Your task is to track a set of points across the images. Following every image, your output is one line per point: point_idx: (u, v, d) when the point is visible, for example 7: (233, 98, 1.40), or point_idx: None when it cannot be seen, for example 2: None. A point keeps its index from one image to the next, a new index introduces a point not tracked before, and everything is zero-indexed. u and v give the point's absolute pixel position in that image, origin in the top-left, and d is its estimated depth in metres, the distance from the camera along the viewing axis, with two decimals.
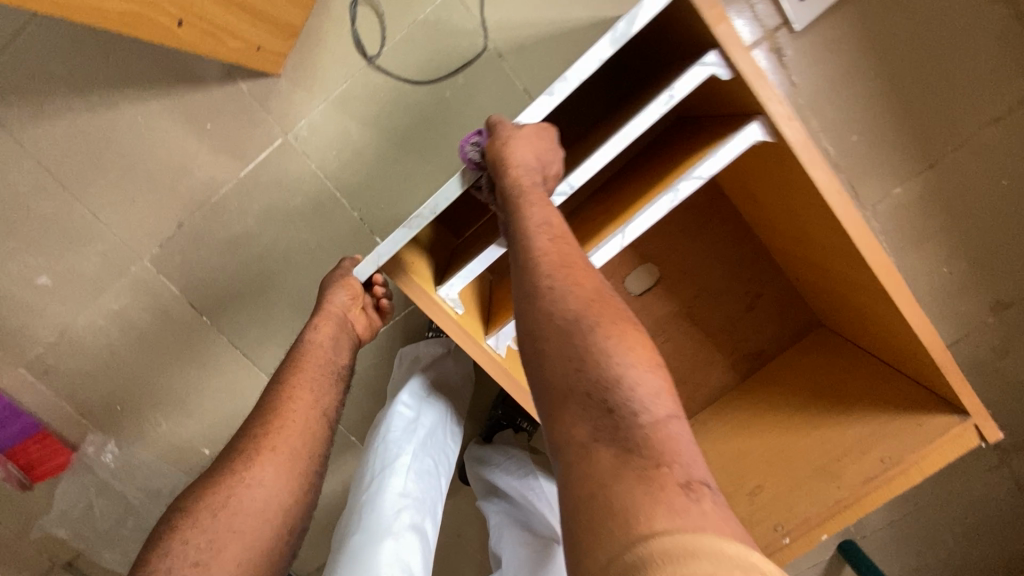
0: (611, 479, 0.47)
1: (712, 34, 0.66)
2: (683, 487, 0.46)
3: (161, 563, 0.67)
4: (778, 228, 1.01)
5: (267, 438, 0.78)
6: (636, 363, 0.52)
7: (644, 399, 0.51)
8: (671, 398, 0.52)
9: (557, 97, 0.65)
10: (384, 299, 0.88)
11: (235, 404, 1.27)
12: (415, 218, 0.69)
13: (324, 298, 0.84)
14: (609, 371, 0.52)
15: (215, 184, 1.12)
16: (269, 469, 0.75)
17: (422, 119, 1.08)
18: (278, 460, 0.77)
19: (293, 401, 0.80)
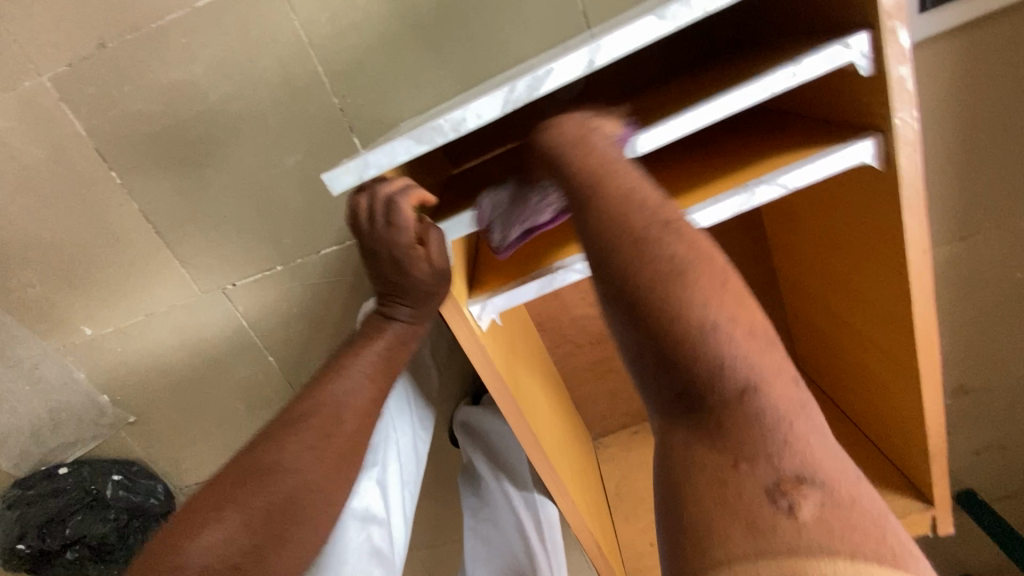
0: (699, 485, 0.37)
1: (873, 9, 0.51)
2: (775, 501, 0.34)
3: (181, 529, 0.56)
4: (804, 261, 0.90)
5: (325, 404, 0.65)
6: (710, 305, 0.41)
7: (735, 372, 0.39)
8: (778, 381, 0.39)
9: (667, 26, 0.47)
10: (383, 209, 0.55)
11: (133, 287, 1.07)
12: (430, 129, 0.51)
13: (394, 242, 0.57)
14: (687, 331, 0.40)
15: (158, 6, 0.85)
16: (312, 441, 0.63)
17: (450, 8, 0.86)
18: (331, 432, 0.64)
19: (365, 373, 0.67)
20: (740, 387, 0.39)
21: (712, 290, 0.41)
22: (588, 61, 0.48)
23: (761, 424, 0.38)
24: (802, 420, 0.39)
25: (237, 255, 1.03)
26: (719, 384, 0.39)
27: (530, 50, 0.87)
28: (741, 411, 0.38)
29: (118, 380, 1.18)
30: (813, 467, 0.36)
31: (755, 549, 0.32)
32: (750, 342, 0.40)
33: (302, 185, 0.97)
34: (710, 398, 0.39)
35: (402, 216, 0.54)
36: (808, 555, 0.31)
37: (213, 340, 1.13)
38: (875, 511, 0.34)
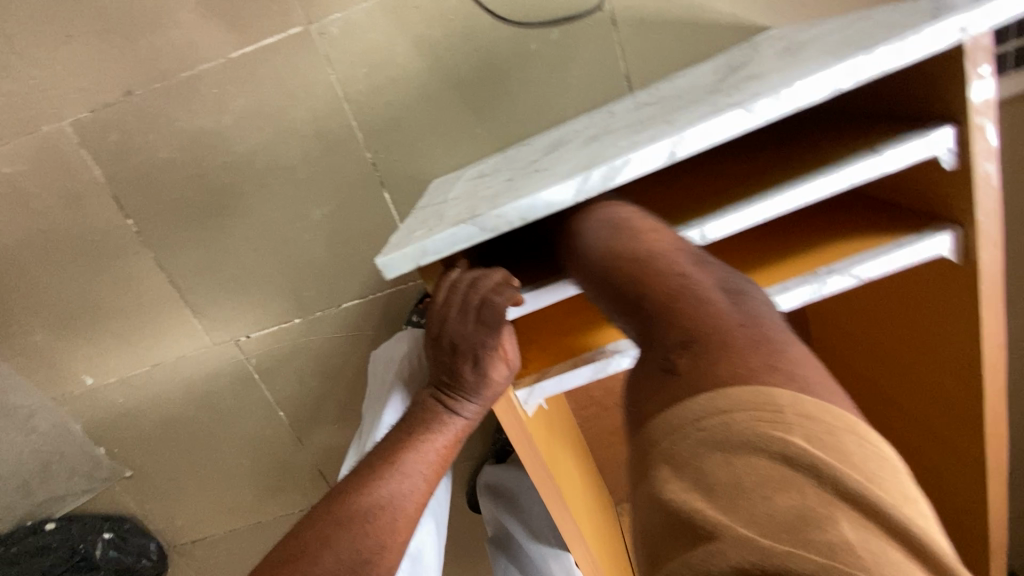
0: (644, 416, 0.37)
1: (961, 104, 0.49)
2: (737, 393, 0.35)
3: None
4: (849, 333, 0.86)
5: (380, 509, 0.53)
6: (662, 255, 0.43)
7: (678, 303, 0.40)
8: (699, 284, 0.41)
9: (755, 121, 0.44)
10: (476, 303, 0.51)
11: (140, 336, 1.01)
12: (496, 216, 0.47)
13: (483, 340, 0.52)
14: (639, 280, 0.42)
15: (191, 56, 0.83)
16: (367, 537, 0.52)
17: (491, 67, 0.84)
18: (391, 538, 0.53)
19: (424, 469, 0.56)
20: (695, 313, 0.38)
21: (674, 251, 0.44)
22: (668, 153, 0.45)
23: (716, 339, 0.36)
24: (753, 335, 0.37)
25: (254, 307, 0.99)
26: (675, 315, 0.38)
27: (571, 113, 0.85)
28: (676, 337, 0.38)
29: (116, 431, 1.11)
30: (763, 363, 0.35)
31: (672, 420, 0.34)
32: (715, 282, 0.41)
33: (327, 238, 0.93)
34: (662, 329, 0.39)
35: (500, 310, 0.50)
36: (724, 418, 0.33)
37: (221, 393, 1.07)
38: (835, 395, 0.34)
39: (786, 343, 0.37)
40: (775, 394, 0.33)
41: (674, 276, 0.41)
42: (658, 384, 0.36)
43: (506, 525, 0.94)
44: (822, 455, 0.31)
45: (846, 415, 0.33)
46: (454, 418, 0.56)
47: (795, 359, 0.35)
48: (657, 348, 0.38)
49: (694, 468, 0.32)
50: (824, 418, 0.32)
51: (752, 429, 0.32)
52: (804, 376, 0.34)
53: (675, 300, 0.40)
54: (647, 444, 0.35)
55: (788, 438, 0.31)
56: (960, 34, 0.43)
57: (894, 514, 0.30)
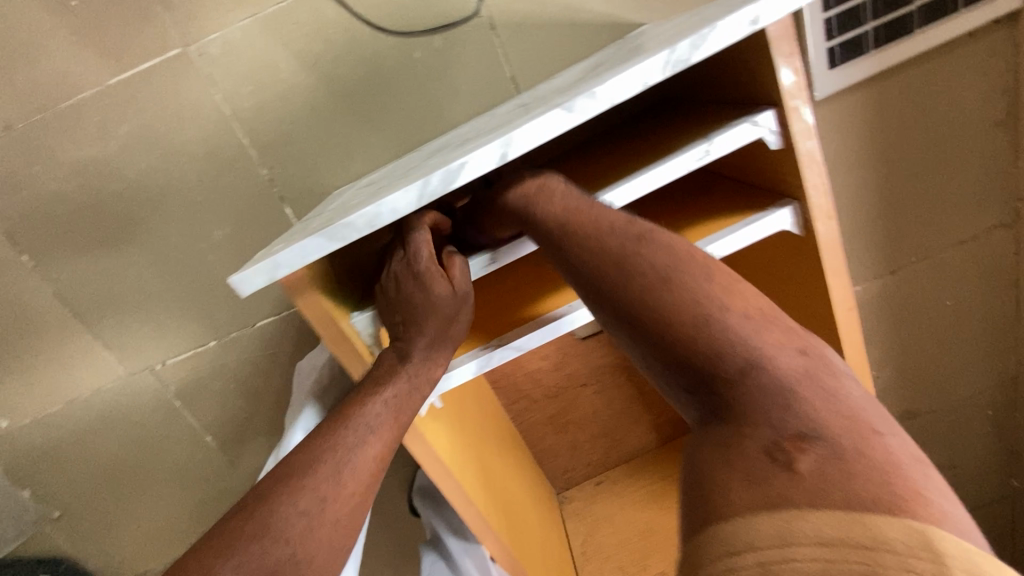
0: (730, 483, 0.35)
1: (775, 89, 0.52)
2: (775, 459, 0.34)
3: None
4: None
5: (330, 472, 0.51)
6: (735, 305, 0.42)
7: (749, 348, 0.39)
8: (775, 338, 0.40)
9: (575, 119, 0.47)
10: (433, 256, 0.57)
11: (50, 373, 0.99)
12: (342, 227, 0.48)
13: (435, 281, 0.56)
14: (707, 322, 0.41)
15: (67, 85, 0.81)
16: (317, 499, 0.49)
17: (377, 77, 0.85)
18: (335, 507, 0.50)
19: (375, 430, 0.54)
20: (790, 404, 0.37)
21: (700, 286, 0.43)
22: (500, 154, 0.47)
23: (785, 414, 0.37)
24: (871, 437, 0.35)
25: (167, 332, 0.97)
26: (754, 387, 0.38)
27: (463, 116, 0.87)
28: (795, 423, 0.36)
29: (36, 474, 1.07)
30: (857, 446, 0.34)
31: (751, 501, 0.33)
32: (781, 344, 0.40)
33: (234, 258, 0.92)
34: (764, 408, 0.37)
35: (432, 268, 0.56)
36: (862, 508, 0.30)
37: (144, 423, 1.05)
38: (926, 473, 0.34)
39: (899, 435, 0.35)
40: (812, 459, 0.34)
41: (691, 309, 0.41)
42: (761, 474, 0.34)
43: (438, 522, 0.95)
44: (882, 535, 0.29)
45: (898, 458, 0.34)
46: (399, 374, 0.55)
47: (895, 461, 0.33)
48: (754, 431, 0.36)
49: (793, 542, 0.30)
50: (911, 511, 0.30)
51: (846, 548, 0.29)
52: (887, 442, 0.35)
53: (751, 351, 0.39)
54: (720, 531, 0.32)
55: (891, 556, 0.28)
56: (753, 24, 0.45)
57: (979, 563, 0.28)
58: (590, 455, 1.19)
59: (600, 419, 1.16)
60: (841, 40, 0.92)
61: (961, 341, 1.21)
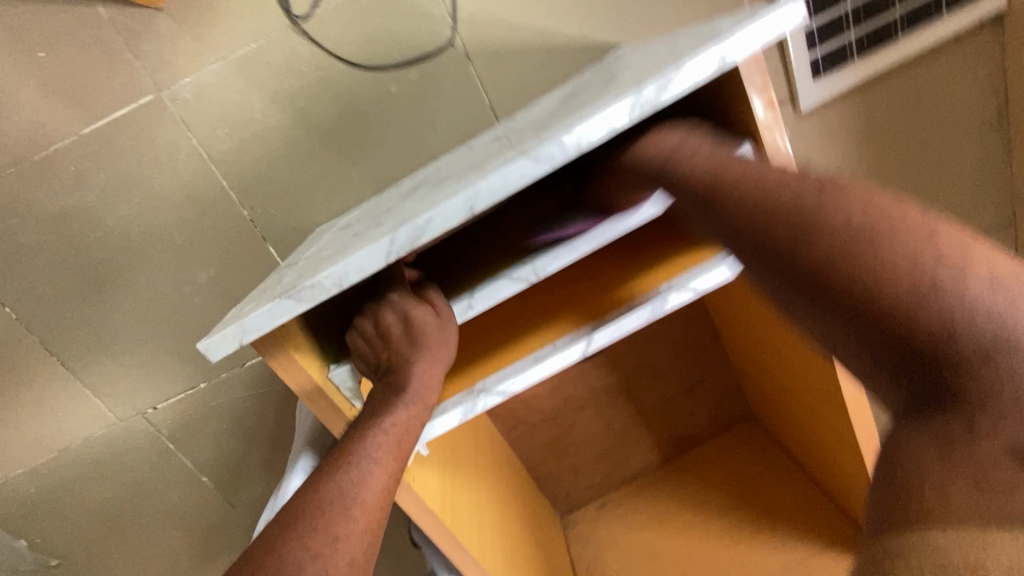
0: (918, 466, 0.33)
1: (750, 122, 0.51)
2: (952, 428, 0.32)
3: None
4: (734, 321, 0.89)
5: (330, 504, 0.47)
6: (904, 216, 0.35)
7: (908, 262, 0.33)
8: (969, 246, 0.33)
9: (544, 168, 0.45)
10: (419, 313, 0.55)
11: (40, 424, 0.98)
12: (310, 288, 0.47)
13: (418, 334, 0.55)
14: (846, 239, 0.36)
15: (41, 137, 0.80)
16: (319, 537, 0.45)
17: (354, 112, 0.84)
18: (346, 543, 0.46)
19: (378, 457, 0.50)
20: (1009, 369, 0.31)
21: (915, 236, 0.34)
22: (468, 207, 0.46)
23: (999, 384, 0.31)
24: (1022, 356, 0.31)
25: (157, 377, 0.96)
26: (933, 340, 0.32)
27: (444, 148, 0.86)
28: (972, 379, 0.31)
29: (32, 524, 1.06)
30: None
31: (938, 485, 0.31)
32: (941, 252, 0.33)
33: (220, 300, 0.91)
34: (928, 355, 0.32)
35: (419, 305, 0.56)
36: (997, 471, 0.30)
37: (138, 467, 1.04)
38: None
39: None
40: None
41: (830, 232, 0.36)
42: (939, 445, 0.32)
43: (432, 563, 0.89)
44: None
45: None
46: (399, 406, 0.53)
47: None
48: (933, 397, 0.32)
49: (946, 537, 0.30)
50: None
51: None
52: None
53: (924, 277, 0.33)
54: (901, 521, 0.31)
55: None
56: (722, 62, 0.44)
57: None
58: (592, 477, 1.17)
59: (600, 441, 1.14)
60: (824, 50, 0.91)
61: None
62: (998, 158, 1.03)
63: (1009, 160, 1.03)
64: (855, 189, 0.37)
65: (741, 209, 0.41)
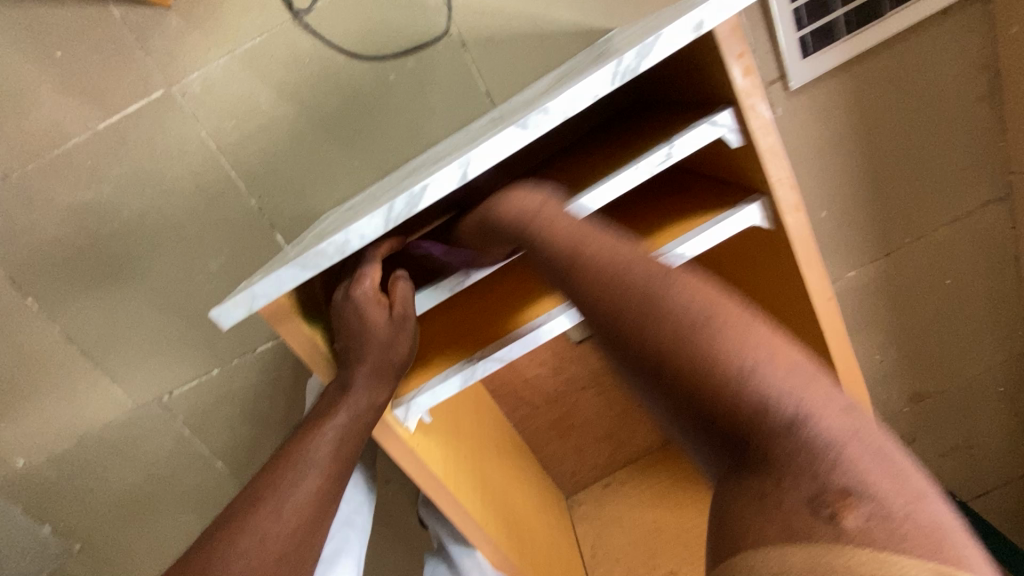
0: (753, 526, 0.30)
1: (731, 87, 0.53)
2: (811, 508, 0.29)
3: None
4: None
5: (299, 464, 0.55)
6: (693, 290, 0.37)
7: (707, 331, 0.35)
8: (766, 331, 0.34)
9: (530, 135, 0.48)
10: (377, 300, 0.56)
11: (62, 411, 1.02)
12: (314, 254, 0.50)
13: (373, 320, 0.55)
14: (660, 301, 0.37)
15: (59, 133, 0.84)
16: (285, 493, 0.53)
17: (355, 101, 0.87)
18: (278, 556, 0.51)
19: (314, 473, 0.55)
20: (836, 461, 0.30)
21: (733, 321, 0.35)
22: (460, 173, 0.49)
23: (813, 481, 0.30)
24: (842, 424, 0.32)
25: (172, 364, 1.00)
26: (737, 400, 0.33)
27: (443, 134, 0.89)
28: (784, 443, 0.31)
29: (56, 510, 1.10)
30: (897, 506, 0.29)
31: (760, 529, 0.30)
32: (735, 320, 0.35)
33: (231, 287, 0.95)
34: (747, 432, 0.32)
35: (371, 302, 0.55)
36: (852, 545, 0.28)
37: (155, 453, 1.07)
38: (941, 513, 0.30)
39: (876, 442, 0.31)
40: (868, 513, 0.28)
41: (664, 300, 0.37)
42: (757, 499, 0.31)
43: (442, 533, 0.94)
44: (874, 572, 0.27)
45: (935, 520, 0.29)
46: (358, 383, 0.56)
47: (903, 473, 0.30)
48: (774, 471, 0.31)
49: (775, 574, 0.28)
50: (919, 521, 0.28)
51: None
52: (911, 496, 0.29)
53: (736, 346, 0.34)
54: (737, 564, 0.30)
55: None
56: (697, 29, 0.46)
57: None
58: (596, 458, 1.19)
59: (604, 421, 1.16)
60: (811, 28, 0.93)
61: (959, 318, 1.21)
62: (991, 132, 1.04)
63: (1002, 134, 1.04)
64: (680, 278, 0.38)
65: (584, 269, 0.42)
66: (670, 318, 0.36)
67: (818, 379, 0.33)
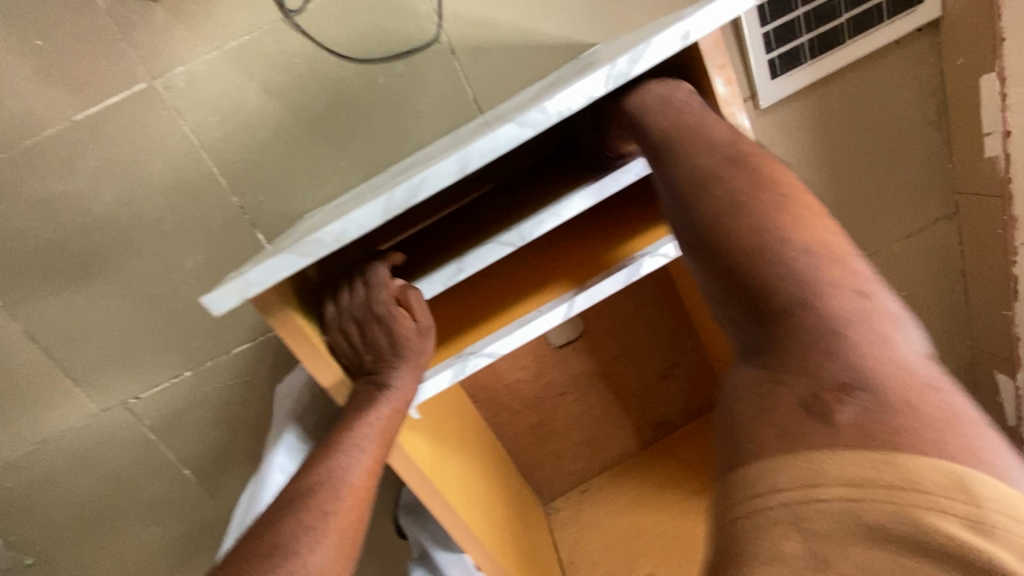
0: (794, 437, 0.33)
1: (714, 97, 0.56)
2: (810, 413, 0.33)
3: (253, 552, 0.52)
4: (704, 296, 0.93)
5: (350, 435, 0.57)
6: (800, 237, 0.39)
7: (799, 273, 0.38)
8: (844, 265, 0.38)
9: (527, 132, 0.50)
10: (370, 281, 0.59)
11: (17, 415, 0.96)
12: (310, 243, 0.50)
13: (371, 294, 0.57)
14: (756, 244, 0.39)
15: (32, 123, 0.82)
16: (346, 456, 0.56)
17: (343, 101, 0.87)
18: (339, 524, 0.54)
19: (364, 447, 0.57)
20: (892, 391, 0.33)
21: (811, 261, 0.38)
22: (459, 166, 0.50)
23: (836, 365, 0.34)
24: (890, 365, 0.34)
25: (141, 365, 0.97)
26: (808, 338, 0.36)
27: (430, 138, 0.91)
28: (833, 370, 0.34)
29: (4, 522, 1.03)
30: (891, 401, 0.32)
31: (784, 447, 0.33)
32: (818, 256, 0.39)
33: (207, 285, 0.93)
34: (794, 353, 0.36)
35: (396, 314, 0.57)
36: (913, 492, 0.29)
37: (118, 460, 1.03)
38: (981, 432, 0.31)
39: (946, 391, 0.33)
40: (877, 393, 0.33)
41: (747, 233, 0.40)
42: (797, 422, 0.33)
43: (426, 541, 0.94)
44: (888, 480, 0.30)
45: (900, 385, 0.33)
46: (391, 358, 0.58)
47: (922, 399, 0.32)
48: (795, 379, 0.35)
49: (812, 508, 0.31)
50: (944, 452, 0.30)
51: (862, 508, 0.30)
52: (883, 353, 0.34)
53: (824, 271, 0.38)
54: (752, 474, 0.33)
55: (931, 511, 0.28)
56: (684, 38, 0.50)
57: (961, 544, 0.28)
58: (575, 463, 1.18)
59: (581, 427, 1.17)
60: (780, 52, 0.98)
61: None
62: (939, 154, 1.13)
63: (948, 155, 1.13)
64: (826, 240, 0.39)
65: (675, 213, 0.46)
66: (769, 261, 0.38)
67: (872, 313, 0.36)
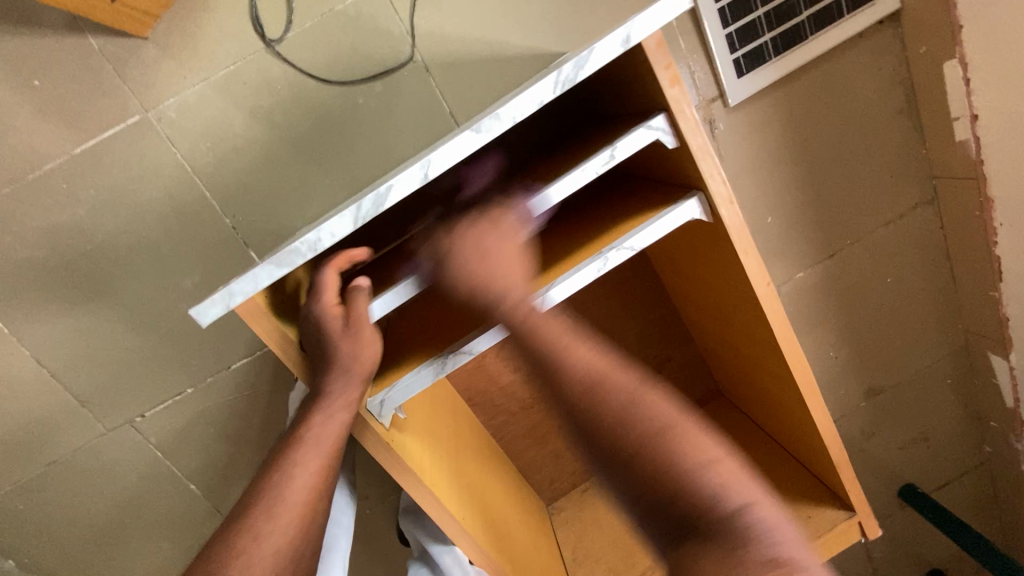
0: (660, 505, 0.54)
1: (663, 96, 0.60)
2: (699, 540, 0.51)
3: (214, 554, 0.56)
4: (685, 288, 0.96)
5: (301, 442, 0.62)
6: (652, 402, 0.58)
7: (665, 433, 0.56)
8: (704, 448, 0.55)
9: (484, 138, 0.53)
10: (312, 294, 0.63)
11: (28, 438, 1.00)
12: (287, 252, 0.54)
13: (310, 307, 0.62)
14: (631, 411, 0.57)
15: (35, 159, 0.87)
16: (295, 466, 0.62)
17: (326, 122, 0.92)
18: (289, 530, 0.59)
19: (308, 462, 0.62)
20: (732, 544, 0.50)
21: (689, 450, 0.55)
22: (422, 174, 0.54)
23: (700, 484, 0.53)
24: (698, 474, 0.54)
25: (145, 384, 1.00)
26: (662, 468, 0.55)
27: (410, 151, 0.95)
28: (670, 477, 0.54)
29: (19, 544, 1.06)
30: (738, 552, 0.50)
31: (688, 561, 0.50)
32: (697, 446, 0.55)
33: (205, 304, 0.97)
34: (649, 483, 0.55)
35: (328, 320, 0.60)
36: (706, 550, 0.50)
37: (126, 478, 1.06)
38: (782, 542, 0.51)
39: (708, 467, 0.54)
40: (695, 467, 0.54)
41: (646, 451, 0.55)
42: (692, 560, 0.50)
43: (422, 542, 0.94)
44: (680, 539, 0.53)
45: (750, 529, 0.51)
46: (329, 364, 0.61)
47: (716, 491, 0.53)
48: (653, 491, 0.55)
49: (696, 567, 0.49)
50: (736, 534, 0.51)
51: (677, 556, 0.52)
52: (728, 486, 0.53)
53: (682, 460, 0.54)
54: None
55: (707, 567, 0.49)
56: (625, 42, 0.53)
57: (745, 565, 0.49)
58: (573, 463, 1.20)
59: None
60: (744, 51, 1.02)
61: (902, 313, 1.30)
62: (912, 141, 1.15)
63: (921, 141, 1.16)
64: (671, 420, 0.57)
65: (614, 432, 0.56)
66: (658, 482, 0.54)
67: (701, 451, 0.55)
